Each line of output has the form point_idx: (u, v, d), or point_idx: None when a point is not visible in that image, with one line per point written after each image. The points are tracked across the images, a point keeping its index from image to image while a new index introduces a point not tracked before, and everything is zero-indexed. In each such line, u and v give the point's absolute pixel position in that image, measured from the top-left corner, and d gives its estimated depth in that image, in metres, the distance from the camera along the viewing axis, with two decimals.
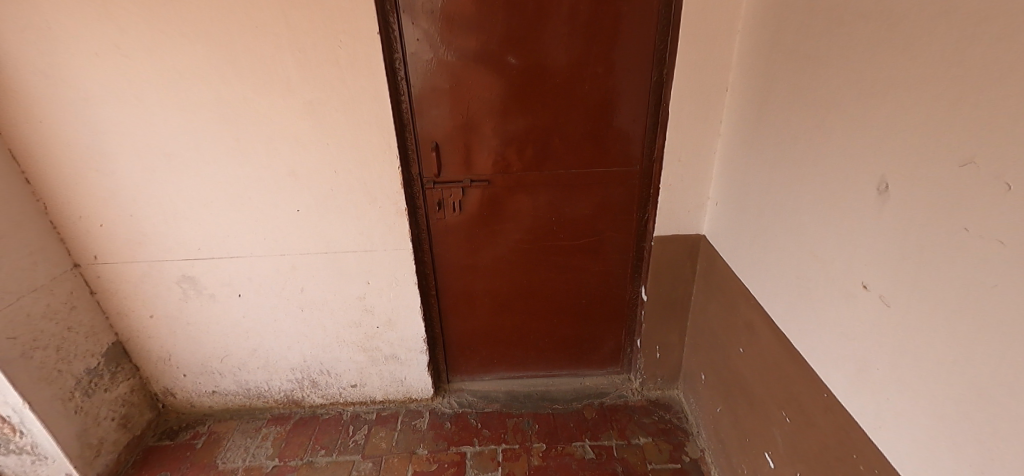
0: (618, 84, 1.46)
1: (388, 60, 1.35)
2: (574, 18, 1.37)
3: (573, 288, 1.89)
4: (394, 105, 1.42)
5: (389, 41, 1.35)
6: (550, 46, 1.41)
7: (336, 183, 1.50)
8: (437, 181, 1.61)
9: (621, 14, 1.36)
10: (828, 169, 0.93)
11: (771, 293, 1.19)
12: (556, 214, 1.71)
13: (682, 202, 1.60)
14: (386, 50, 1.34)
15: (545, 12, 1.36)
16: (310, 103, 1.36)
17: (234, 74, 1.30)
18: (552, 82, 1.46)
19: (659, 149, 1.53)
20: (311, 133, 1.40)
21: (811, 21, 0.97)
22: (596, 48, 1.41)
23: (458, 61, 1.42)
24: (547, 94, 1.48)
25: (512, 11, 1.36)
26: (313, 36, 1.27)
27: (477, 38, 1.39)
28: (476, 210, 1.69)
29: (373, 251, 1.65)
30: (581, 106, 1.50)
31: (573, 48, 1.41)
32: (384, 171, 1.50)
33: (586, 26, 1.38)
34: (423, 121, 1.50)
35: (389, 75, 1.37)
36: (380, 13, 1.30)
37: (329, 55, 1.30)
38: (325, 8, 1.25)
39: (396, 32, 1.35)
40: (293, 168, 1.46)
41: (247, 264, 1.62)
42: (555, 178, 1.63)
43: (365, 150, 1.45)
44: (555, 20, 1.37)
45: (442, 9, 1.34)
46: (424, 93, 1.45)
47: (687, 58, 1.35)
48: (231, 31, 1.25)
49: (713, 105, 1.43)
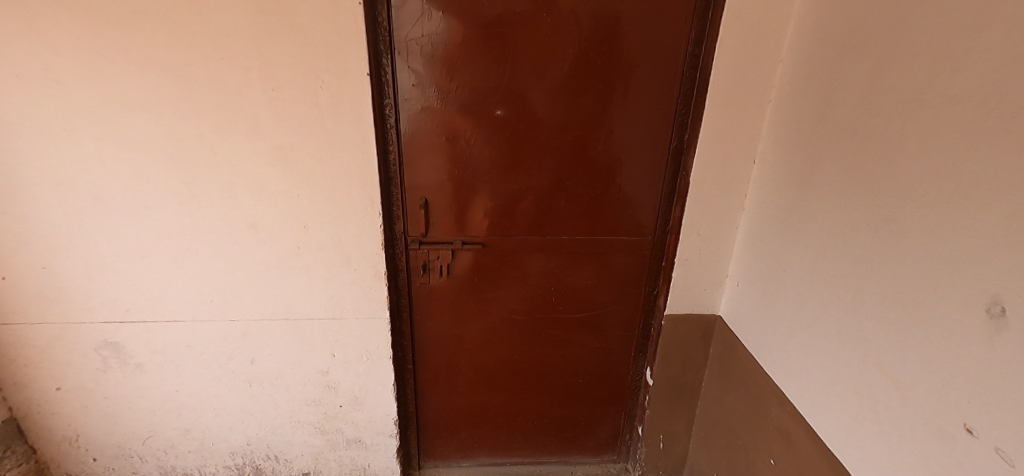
0: (634, 147, 1.32)
1: (377, 105, 1.18)
2: (590, 74, 1.24)
3: (569, 365, 1.66)
4: (381, 155, 1.23)
5: (380, 84, 1.18)
6: (560, 101, 1.26)
7: (305, 240, 1.27)
8: (424, 240, 1.41)
9: (640, 73, 1.23)
10: (907, 271, 0.77)
11: (817, 403, 1.00)
12: (556, 283, 1.52)
13: (699, 279, 1.43)
14: (376, 93, 1.16)
15: (557, 65, 1.23)
16: (280, 149, 1.16)
17: (192, 110, 1.10)
18: (560, 141, 1.31)
19: (675, 220, 1.38)
20: (279, 182, 1.19)
21: (874, 98, 0.84)
22: (613, 107, 1.27)
23: (457, 111, 1.26)
24: (554, 152, 1.32)
25: (521, 61, 1.22)
26: (291, 72, 1.09)
27: (480, 88, 1.24)
28: (466, 275, 1.48)
29: (342, 319, 1.40)
30: (591, 168, 1.35)
31: (586, 105, 1.27)
32: (363, 229, 1.28)
33: (602, 83, 1.25)
34: (412, 174, 1.31)
35: (378, 123, 1.19)
36: (373, 52, 1.13)
37: (308, 96, 1.12)
38: (308, 44, 1.07)
39: (389, 75, 1.18)
40: (254, 221, 1.23)
41: (187, 328, 1.35)
42: (557, 243, 1.45)
43: (342, 204, 1.24)
44: (568, 74, 1.24)
45: (443, 54, 1.19)
46: (416, 144, 1.27)
47: (712, 125, 1.23)
48: (192, 62, 1.06)
49: (738, 176, 1.29)
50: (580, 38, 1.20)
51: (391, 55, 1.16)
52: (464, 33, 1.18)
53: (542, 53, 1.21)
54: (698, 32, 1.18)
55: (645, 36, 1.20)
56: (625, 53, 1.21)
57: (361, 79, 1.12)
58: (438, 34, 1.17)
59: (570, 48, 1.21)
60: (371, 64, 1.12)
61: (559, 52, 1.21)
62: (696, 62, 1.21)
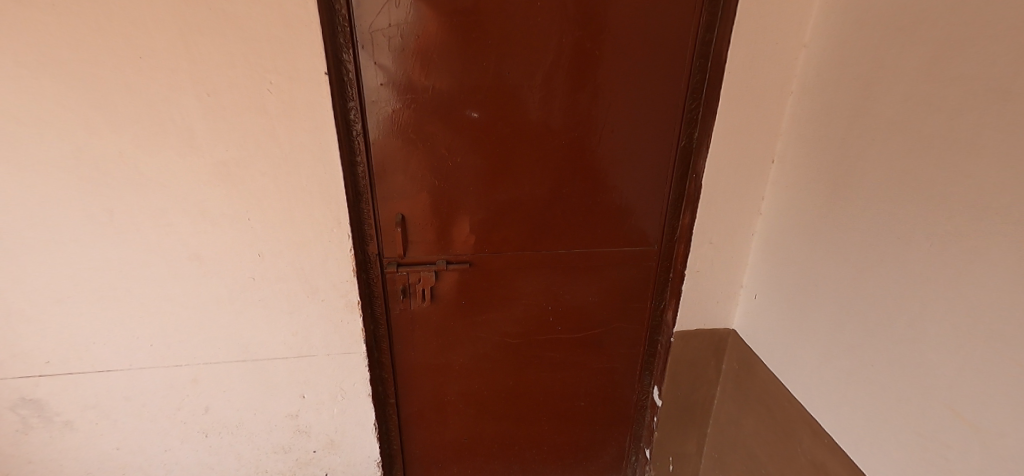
0: (637, 148, 1.16)
1: (338, 110, 0.99)
2: (587, 66, 1.07)
3: (570, 388, 1.51)
4: (346, 169, 1.04)
5: (340, 84, 0.99)
6: (553, 101, 1.10)
7: (261, 271, 1.08)
8: (403, 262, 1.23)
9: (644, 65, 1.08)
10: (993, 298, 0.63)
11: (866, 440, 0.88)
12: (553, 302, 1.36)
13: (712, 292, 1.30)
14: (336, 96, 0.98)
15: (548, 59, 1.06)
16: (223, 166, 0.96)
17: (107, 123, 0.89)
18: (554, 145, 1.15)
19: (684, 228, 1.24)
20: (225, 205, 1.00)
21: (941, 88, 0.70)
22: (613, 105, 1.11)
23: (434, 114, 1.08)
24: (547, 157, 1.16)
25: (507, 54, 1.05)
26: (229, 74, 0.88)
27: (460, 86, 1.06)
28: (452, 297, 1.31)
29: (310, 357, 1.22)
30: (589, 175, 1.19)
31: (583, 104, 1.11)
32: (331, 255, 1.10)
33: (601, 77, 1.08)
34: (385, 187, 1.13)
35: (340, 130, 1.00)
36: (330, 46, 0.94)
37: (252, 101, 0.91)
38: (247, 38, 0.86)
39: (353, 73, 0.99)
40: (197, 252, 1.03)
41: (124, 378, 1.15)
42: (553, 258, 1.29)
43: (303, 228, 1.05)
44: (562, 69, 1.07)
45: (416, 47, 1.01)
46: (388, 153, 1.09)
47: (727, 123, 1.08)
48: (100, 62, 0.85)
49: (755, 179, 1.15)
50: (575, 25, 1.03)
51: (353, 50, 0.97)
52: (440, 23, 1.00)
53: (531, 44, 1.04)
54: (709, 16, 1.03)
55: (651, 22, 1.04)
56: (626, 42, 1.05)
57: (318, 79, 0.92)
58: (408, 24, 0.99)
59: (564, 37, 1.04)
60: (329, 61, 0.93)
61: (550, 43, 1.04)
62: (708, 50, 1.06)
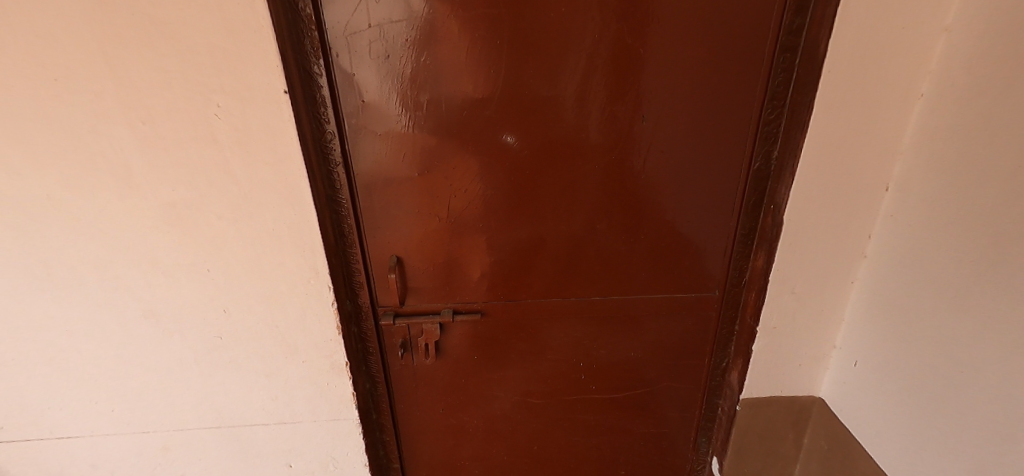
0: (693, 173, 0.90)
1: (308, 137, 0.79)
2: (627, 68, 0.81)
3: (607, 456, 1.25)
4: (322, 208, 0.84)
5: (310, 104, 0.79)
6: (583, 116, 0.85)
7: (229, 328, 0.90)
8: (401, 312, 1.02)
9: (706, 65, 0.81)
10: None
11: None
12: (585, 357, 1.11)
13: (792, 353, 1.00)
14: (304, 120, 0.77)
15: (577, 62, 0.81)
16: (171, 209, 0.78)
17: (27, 162, 0.73)
18: (584, 172, 0.90)
19: (756, 273, 0.95)
20: (178, 255, 0.82)
21: None
22: (662, 118, 0.85)
23: (432, 136, 0.86)
24: (576, 185, 0.92)
25: (522, 58, 0.81)
26: (167, 96, 0.70)
27: (463, 100, 0.83)
28: (462, 351, 1.09)
29: (295, 424, 1.03)
30: (629, 206, 0.94)
31: (623, 119, 0.85)
32: (310, 310, 0.90)
33: (647, 83, 0.82)
34: (376, 225, 0.93)
35: (311, 162, 0.80)
36: (292, 58, 0.73)
37: (199, 130, 0.73)
38: (184, 50, 0.68)
39: (325, 90, 0.78)
40: (153, 308, 0.86)
41: (88, 446, 1.00)
42: (584, 307, 1.04)
43: (274, 279, 0.86)
44: (596, 74, 0.82)
45: (405, 53, 0.79)
46: (378, 185, 0.89)
47: (824, 139, 0.79)
48: (10, 88, 0.68)
49: (861, 212, 0.85)
50: (612, 15, 0.78)
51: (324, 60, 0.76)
52: (434, 20, 0.77)
53: (554, 43, 0.80)
54: None
55: (717, 6, 0.76)
56: (683, 35, 0.79)
57: (277, 101, 0.72)
58: (392, 25, 0.76)
59: (597, 32, 0.79)
60: (289, 76, 0.72)
61: (579, 41, 0.80)
62: (798, 40, 0.76)
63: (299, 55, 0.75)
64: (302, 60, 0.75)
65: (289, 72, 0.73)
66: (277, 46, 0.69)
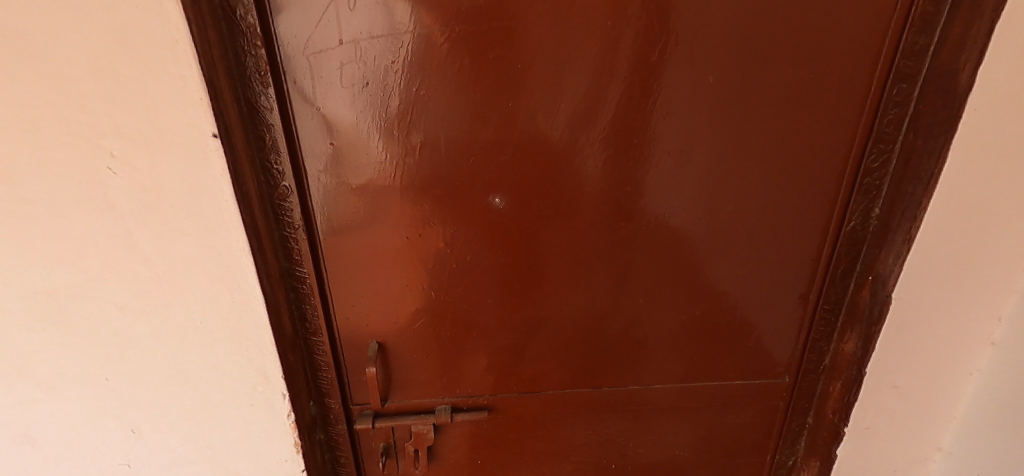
0: (765, 234, 0.70)
1: (254, 195, 0.57)
2: (691, 103, 0.61)
3: None
4: (273, 287, 0.61)
5: (256, 147, 0.57)
6: (626, 163, 0.64)
7: (143, 456, 0.65)
8: (384, 411, 0.78)
9: (793, 98, 0.61)
10: None
11: None
12: (619, 456, 0.88)
13: (889, 460, 0.78)
14: (246, 172, 0.55)
15: (621, 93, 0.60)
16: (49, 299, 0.54)
17: None
18: (623, 233, 0.69)
19: (843, 359, 0.75)
20: (62, 361, 0.57)
21: None
22: (729, 166, 0.65)
23: (426, 189, 0.64)
24: (615, 250, 0.70)
25: (548, 87, 0.59)
26: (32, 141, 0.47)
27: (468, 143, 0.62)
28: (463, 455, 0.84)
29: None
30: (679, 274, 0.72)
31: (681, 167, 0.65)
32: (255, 424, 0.66)
33: (713, 121, 0.62)
34: (353, 302, 0.70)
35: (256, 228, 0.58)
36: (227, 85, 0.51)
37: (86, 190, 0.50)
38: (55, 75, 0.45)
39: (278, 129, 0.56)
40: (31, 435, 0.61)
41: None
42: (620, 398, 0.82)
43: (204, 387, 0.62)
44: (646, 111, 0.61)
45: (389, 80, 0.57)
46: (354, 251, 0.67)
47: (962, 202, 0.58)
48: None
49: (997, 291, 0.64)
50: (676, 28, 0.56)
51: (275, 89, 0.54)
52: (430, 37, 0.56)
53: (590, 69, 0.59)
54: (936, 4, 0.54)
55: (817, 20, 0.56)
56: (766, 58, 0.58)
57: (202, 148, 0.50)
58: (371, 41, 0.55)
59: (653, 51, 0.58)
60: (222, 112, 0.50)
61: (625, 66, 0.59)
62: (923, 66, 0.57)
63: (239, 82, 0.53)
64: (243, 88, 0.53)
65: (223, 106, 0.51)
66: (200, 69, 0.47)
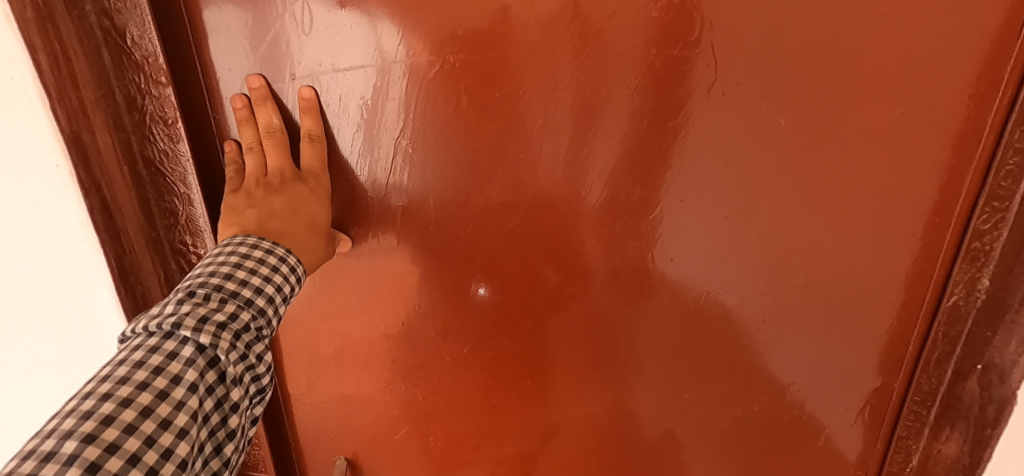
0: (841, 316, 0.55)
1: (154, 282, 0.44)
2: (752, 156, 0.46)
3: None
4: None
5: (162, 221, 0.43)
6: (668, 230, 0.50)
7: None
8: None
9: (889, 149, 0.46)
10: None
11: None
12: None
13: None
14: (142, 255, 0.43)
15: (661, 144, 0.46)
16: None
17: None
18: (663, 316, 0.54)
19: (940, 464, 0.60)
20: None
21: None
22: (800, 235, 0.50)
23: (414, 263, 0.50)
24: (652, 336, 0.55)
25: (573, 136, 0.46)
26: None
27: (469, 207, 0.48)
28: None
29: None
30: (733, 365, 0.57)
31: (739, 236, 0.50)
32: None
33: (785, 177, 0.47)
34: (321, 400, 0.56)
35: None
36: (114, 142, 0.38)
37: None
38: None
39: (191, 201, 0.43)
40: None
41: None
42: None
43: None
44: (693, 165, 0.47)
45: (357, 125, 0.44)
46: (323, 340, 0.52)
47: None
48: None
49: None
50: (747, 56, 0.42)
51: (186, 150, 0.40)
52: (411, 70, 0.41)
53: (621, 113, 0.45)
54: None
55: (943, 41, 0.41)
56: (854, 100, 0.44)
57: (68, 229, 0.39)
58: (335, 76, 0.41)
59: (714, 87, 0.44)
60: (98, 187, 0.38)
61: (668, 110, 0.45)
62: None
63: (135, 136, 0.39)
64: (140, 144, 0.40)
65: (102, 173, 0.38)
66: (57, 125, 0.35)
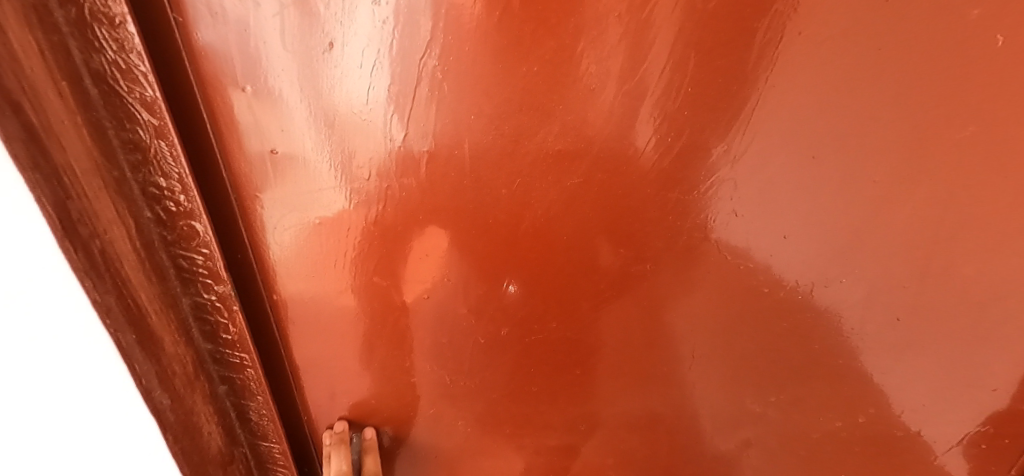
0: (1004, 326, 0.41)
1: (118, 232, 0.32)
2: (929, 95, 0.32)
3: None
4: (166, 379, 0.38)
5: (123, 156, 0.32)
6: (782, 198, 0.37)
7: None
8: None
9: None
10: None
11: None
12: None
13: None
14: (98, 198, 0.30)
15: (791, 76, 0.32)
16: None
17: None
18: (756, 308, 0.42)
19: None
20: None
21: None
22: (976, 212, 0.35)
23: (442, 228, 0.40)
24: (736, 329, 0.44)
25: (666, 66, 0.32)
26: None
27: (514, 157, 0.36)
28: None
29: None
30: (838, 372, 0.45)
31: (881, 211, 0.36)
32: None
33: (969, 128, 0.32)
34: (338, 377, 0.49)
35: (120, 279, 0.32)
36: (42, 48, 0.25)
37: None
38: None
39: (164, 131, 0.31)
40: None
41: None
42: None
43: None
44: (833, 107, 0.33)
45: (367, 37, 0.31)
46: (338, 311, 0.45)
47: None
48: None
49: None
50: None
51: (147, 68, 0.28)
52: None
53: (737, 27, 0.30)
54: None
55: None
56: None
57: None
58: None
59: None
60: (24, 105, 0.23)
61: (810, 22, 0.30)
62: None
63: (75, 41, 0.27)
64: (83, 53, 0.27)
65: (27, 90, 0.23)
66: None
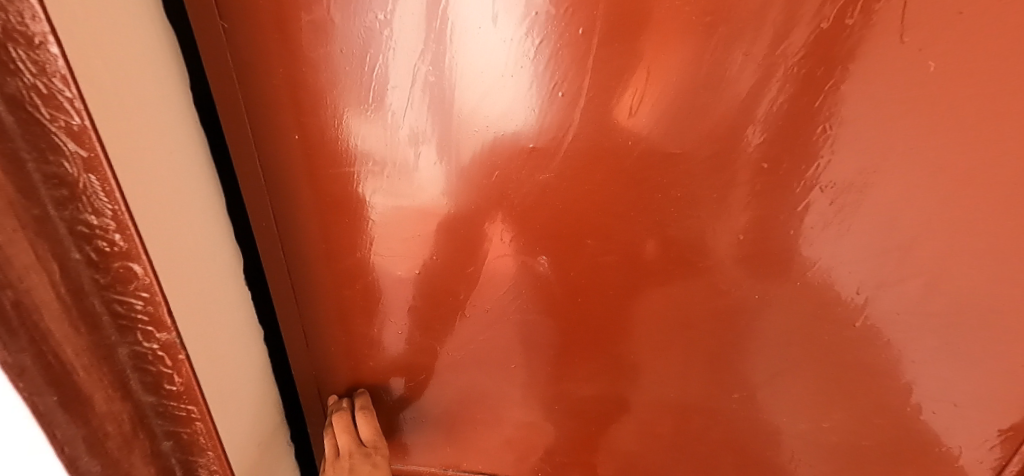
0: (1010, 317, 0.41)
1: (36, 278, 0.28)
2: (862, 107, 0.35)
3: None
4: (98, 441, 0.33)
5: (47, 192, 0.28)
6: (734, 195, 0.41)
7: None
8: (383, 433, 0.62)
9: None
10: None
11: None
12: None
13: None
14: (12, 241, 0.26)
15: (736, 85, 0.36)
16: None
17: None
18: (759, 298, 0.46)
19: None
20: None
21: None
22: (913, 213, 0.39)
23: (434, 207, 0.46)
24: (696, 312, 0.48)
25: (625, 74, 0.37)
26: None
27: (496, 147, 0.42)
28: None
29: None
30: (792, 360, 0.49)
31: (823, 208, 0.40)
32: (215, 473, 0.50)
33: (954, 130, 0.35)
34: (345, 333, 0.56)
35: (38, 333, 0.28)
36: None
37: None
38: None
39: (95, 167, 0.28)
40: None
41: None
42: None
43: None
44: (775, 114, 0.36)
45: (371, 42, 0.37)
46: (345, 275, 0.51)
47: None
48: None
49: None
50: None
51: (73, 93, 0.25)
52: None
53: (685, 43, 0.35)
54: None
55: None
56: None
57: None
58: None
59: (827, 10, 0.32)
60: None
61: (749, 39, 0.34)
62: None
63: None
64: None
65: None
66: None
